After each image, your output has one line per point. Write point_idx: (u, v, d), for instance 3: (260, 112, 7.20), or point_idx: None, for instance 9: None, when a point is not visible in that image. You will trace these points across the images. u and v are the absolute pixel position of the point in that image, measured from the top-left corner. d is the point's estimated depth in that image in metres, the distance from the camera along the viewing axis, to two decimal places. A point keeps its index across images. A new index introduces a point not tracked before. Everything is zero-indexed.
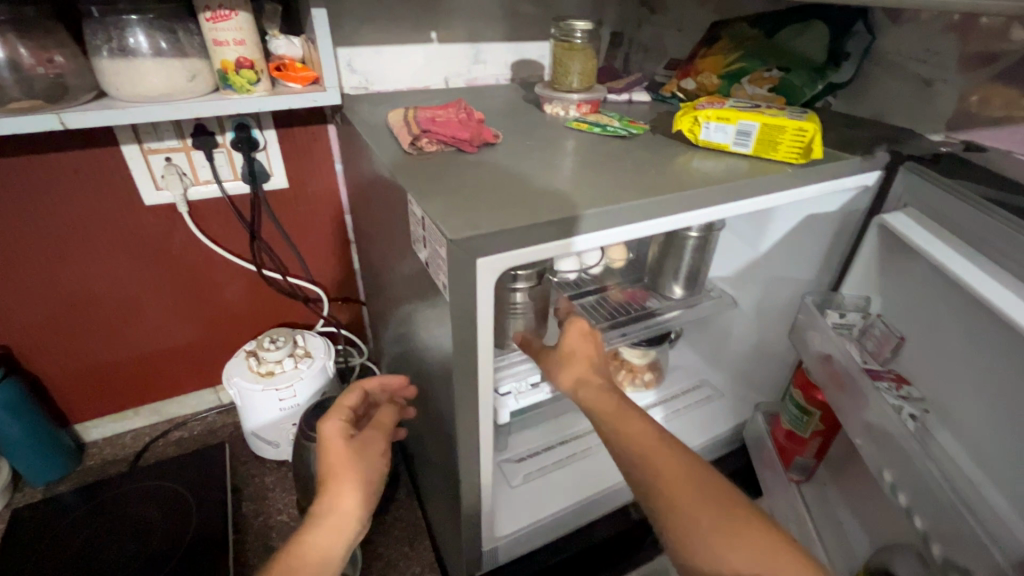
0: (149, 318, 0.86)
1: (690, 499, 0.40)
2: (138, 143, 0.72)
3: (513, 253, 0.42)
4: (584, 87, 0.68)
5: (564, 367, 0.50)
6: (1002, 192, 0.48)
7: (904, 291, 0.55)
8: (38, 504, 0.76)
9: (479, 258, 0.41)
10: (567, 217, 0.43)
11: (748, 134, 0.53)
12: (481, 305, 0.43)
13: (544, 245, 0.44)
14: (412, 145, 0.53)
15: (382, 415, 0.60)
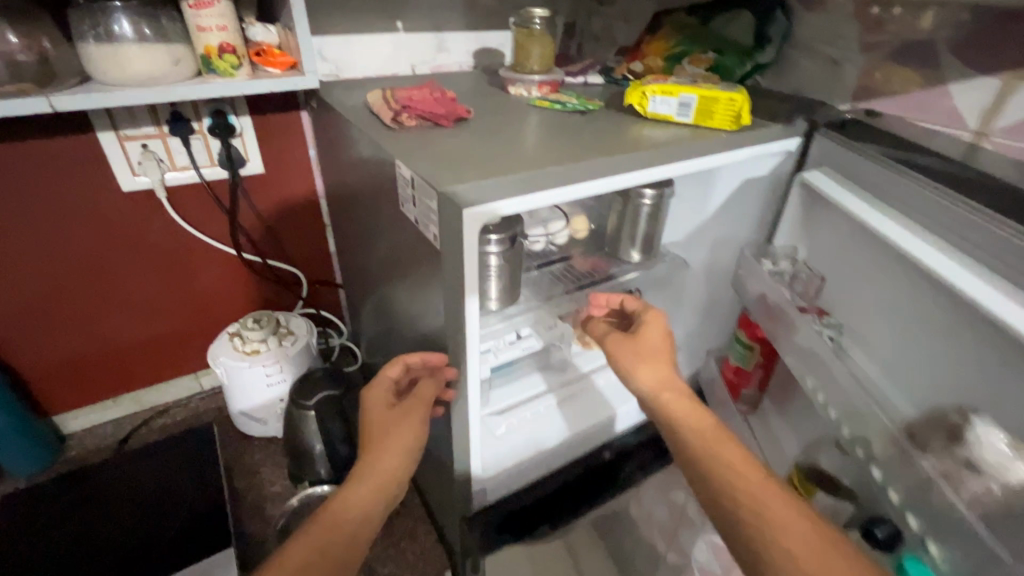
0: (129, 306, 0.87)
1: None
2: (115, 130, 0.74)
3: (493, 203, 0.48)
4: (544, 70, 0.76)
5: (637, 347, 0.58)
6: (895, 149, 0.58)
7: (823, 238, 0.65)
8: (24, 491, 0.77)
9: (465, 207, 0.46)
10: (536, 176, 0.50)
11: (688, 105, 0.61)
12: (467, 253, 0.49)
13: (518, 197, 0.50)
14: (394, 120, 0.59)
15: (422, 389, 0.59)
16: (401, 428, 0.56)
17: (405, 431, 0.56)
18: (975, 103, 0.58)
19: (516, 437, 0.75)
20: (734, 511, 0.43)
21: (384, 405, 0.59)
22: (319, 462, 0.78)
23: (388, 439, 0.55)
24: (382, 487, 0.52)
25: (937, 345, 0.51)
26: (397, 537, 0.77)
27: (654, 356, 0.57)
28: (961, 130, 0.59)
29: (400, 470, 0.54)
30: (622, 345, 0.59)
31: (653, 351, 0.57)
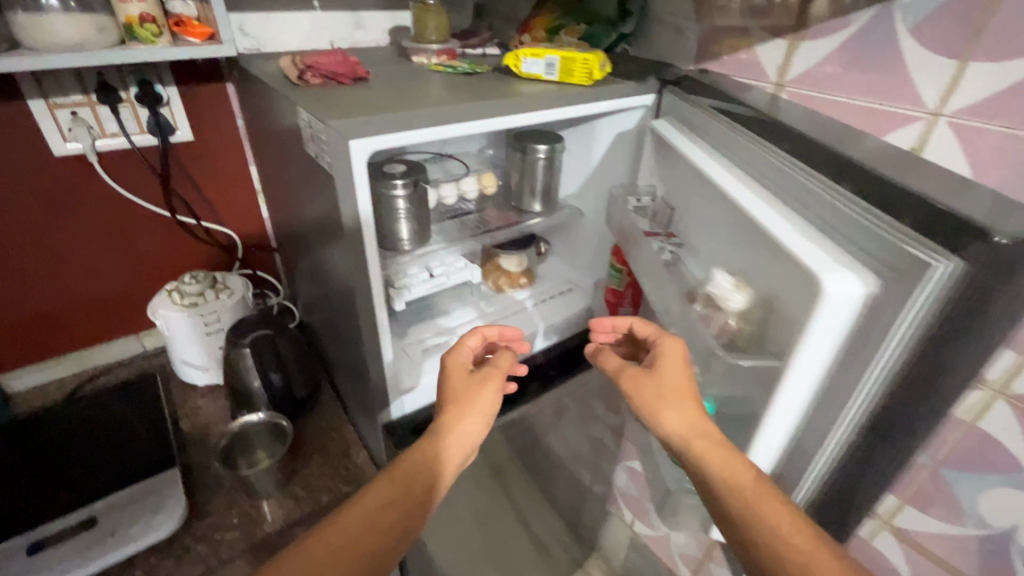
0: (68, 267, 0.93)
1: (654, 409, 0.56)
2: (44, 98, 0.79)
3: (377, 137, 0.59)
4: (441, 40, 0.88)
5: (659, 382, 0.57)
6: (708, 93, 0.71)
7: (668, 173, 0.79)
8: None
9: (351, 139, 0.56)
10: (414, 120, 0.61)
11: (553, 65, 0.74)
12: (359, 178, 0.59)
13: (393, 134, 0.60)
14: (299, 79, 0.68)
15: (502, 358, 0.70)
16: (479, 391, 0.65)
17: (481, 397, 0.64)
18: (772, 61, 0.73)
19: (431, 358, 0.87)
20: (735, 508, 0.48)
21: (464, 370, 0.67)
22: (259, 399, 0.87)
23: (467, 402, 0.63)
24: (459, 446, 0.61)
25: (719, 239, 0.64)
26: (332, 455, 0.87)
27: (676, 387, 0.56)
28: (765, 83, 0.74)
29: (474, 433, 0.62)
30: (642, 381, 0.58)
31: (676, 388, 0.56)
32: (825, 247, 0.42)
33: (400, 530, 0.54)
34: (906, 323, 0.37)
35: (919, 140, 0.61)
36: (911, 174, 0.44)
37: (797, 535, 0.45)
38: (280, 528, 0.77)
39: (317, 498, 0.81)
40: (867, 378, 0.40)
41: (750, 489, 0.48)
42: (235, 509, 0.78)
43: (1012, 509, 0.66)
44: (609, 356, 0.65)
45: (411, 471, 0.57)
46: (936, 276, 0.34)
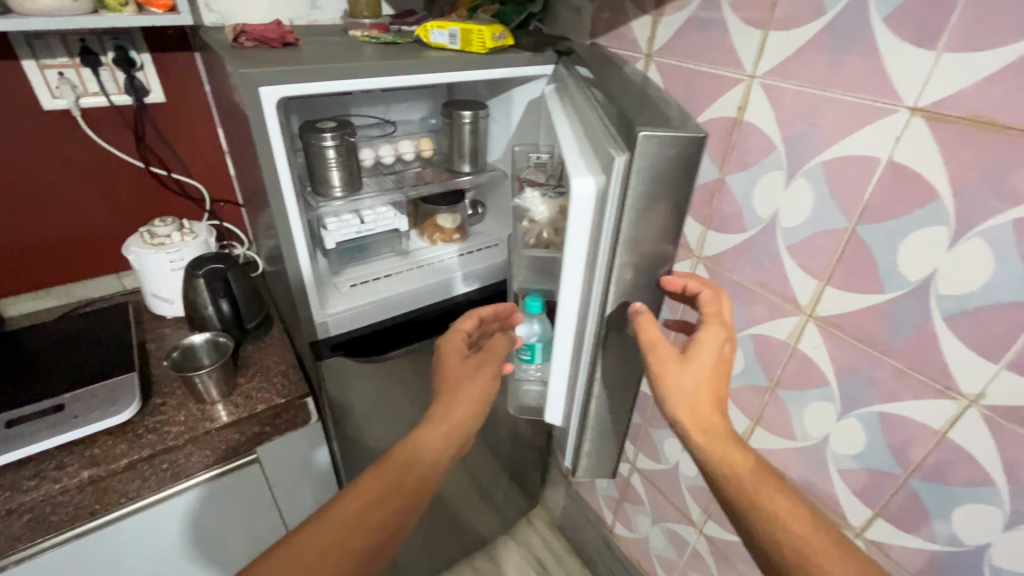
0: (57, 209, 1.07)
1: (675, 410, 0.60)
2: (35, 59, 0.94)
3: (285, 86, 0.72)
4: (373, 16, 1.04)
5: (692, 372, 0.60)
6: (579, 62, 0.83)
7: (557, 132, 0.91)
8: None
9: (261, 87, 0.71)
10: (317, 74, 0.75)
11: (456, 36, 0.87)
12: (270, 119, 0.73)
13: (298, 84, 0.74)
14: (235, 42, 0.83)
15: (497, 343, 0.78)
16: (475, 376, 0.74)
17: (476, 382, 0.74)
18: (642, 34, 0.84)
19: (357, 291, 1.02)
20: (739, 494, 0.59)
21: (459, 354, 0.77)
22: (212, 323, 1.00)
23: (462, 389, 0.73)
24: (453, 431, 0.71)
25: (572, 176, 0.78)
26: (270, 373, 1.01)
27: (697, 383, 0.60)
28: (638, 55, 0.86)
29: (470, 416, 0.72)
30: (682, 367, 0.59)
31: (703, 383, 0.61)
32: (584, 163, 0.52)
33: (387, 524, 0.65)
34: (613, 207, 0.48)
35: (742, 99, 0.73)
36: (647, 98, 0.57)
37: (791, 523, 0.58)
38: (222, 427, 0.91)
39: (254, 406, 0.94)
40: (599, 258, 0.52)
41: (747, 481, 0.59)
42: (183, 411, 0.92)
43: (823, 420, 0.77)
44: (652, 326, 0.54)
45: (405, 463, 0.68)
46: (620, 165, 0.45)
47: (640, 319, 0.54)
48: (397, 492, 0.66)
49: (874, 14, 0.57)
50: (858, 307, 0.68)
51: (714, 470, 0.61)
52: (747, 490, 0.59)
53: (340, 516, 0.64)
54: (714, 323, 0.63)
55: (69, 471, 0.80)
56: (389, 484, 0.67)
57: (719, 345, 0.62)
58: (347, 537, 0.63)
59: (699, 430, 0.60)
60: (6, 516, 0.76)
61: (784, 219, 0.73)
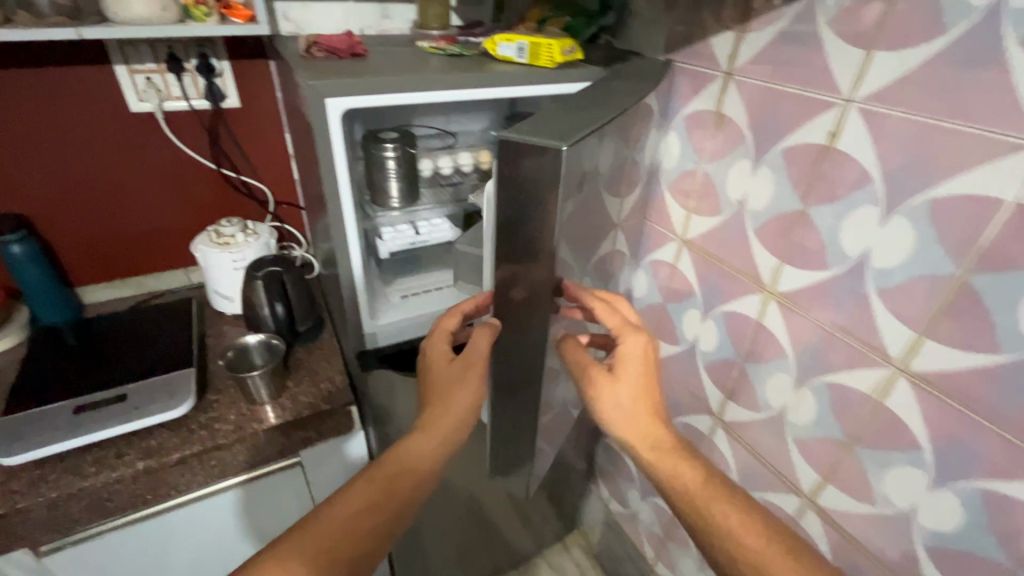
0: (136, 205, 1.13)
1: (616, 422, 0.71)
2: (126, 64, 1.00)
3: (351, 97, 0.72)
4: (442, 28, 1.03)
5: (623, 383, 0.71)
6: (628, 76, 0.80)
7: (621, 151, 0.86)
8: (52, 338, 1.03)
9: (328, 98, 0.71)
10: (384, 86, 0.75)
11: (524, 49, 0.84)
12: (333, 130, 0.74)
13: (364, 96, 0.74)
14: (307, 52, 0.84)
15: (477, 343, 0.71)
16: (463, 377, 0.74)
17: (466, 385, 0.73)
18: (722, 50, 0.79)
19: (407, 303, 1.02)
20: (692, 509, 0.66)
21: (443, 357, 0.77)
22: (267, 324, 1.03)
23: (452, 392, 0.74)
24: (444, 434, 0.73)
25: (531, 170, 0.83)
26: (318, 378, 1.02)
27: (629, 394, 0.71)
28: (716, 72, 0.80)
29: (461, 416, 0.74)
30: (610, 378, 0.71)
31: (633, 392, 0.71)
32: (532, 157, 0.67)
33: (383, 526, 0.66)
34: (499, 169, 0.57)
35: (835, 125, 0.66)
36: (585, 113, 0.63)
37: (748, 538, 0.64)
38: (269, 429, 0.92)
39: (300, 410, 0.95)
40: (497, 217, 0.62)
41: (700, 497, 0.67)
42: (234, 409, 0.94)
43: (908, 489, 0.69)
44: (576, 349, 0.73)
45: (400, 469, 0.69)
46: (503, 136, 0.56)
47: (564, 345, 0.73)
48: (393, 494, 0.68)
49: (1008, 36, 0.50)
50: (961, 368, 0.59)
51: (671, 486, 0.68)
52: (700, 506, 0.66)
53: (334, 520, 0.64)
54: (631, 334, 0.72)
55: (127, 461, 0.83)
56: (385, 487, 0.68)
57: (641, 352, 0.72)
58: (337, 545, 0.62)
59: (641, 439, 0.70)
60: (67, 499, 0.79)
61: (876, 258, 0.65)
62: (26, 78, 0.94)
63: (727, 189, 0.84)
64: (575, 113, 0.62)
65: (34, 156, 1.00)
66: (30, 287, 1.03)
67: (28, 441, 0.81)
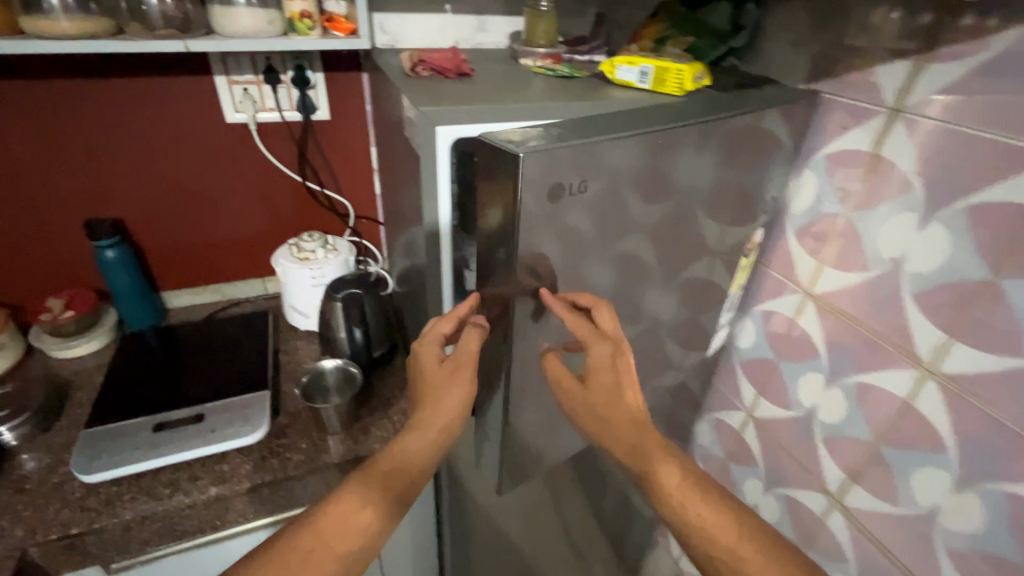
0: (223, 213, 1.12)
1: (592, 422, 0.71)
2: (226, 75, 0.98)
3: (461, 127, 0.67)
4: (548, 45, 0.94)
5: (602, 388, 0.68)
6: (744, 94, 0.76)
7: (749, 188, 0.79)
8: (136, 346, 1.03)
9: (439, 127, 0.66)
10: (493, 112, 0.69)
11: (647, 74, 0.77)
12: (441, 160, 0.68)
13: (471, 121, 0.68)
14: (411, 70, 0.79)
15: (468, 337, 0.68)
16: (454, 376, 0.68)
17: (458, 384, 0.68)
18: (891, 83, 0.68)
19: None
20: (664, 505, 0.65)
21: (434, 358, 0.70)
22: (342, 347, 0.98)
23: (441, 393, 0.69)
24: (437, 438, 0.68)
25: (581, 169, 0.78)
26: (391, 410, 0.96)
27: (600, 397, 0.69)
28: (880, 106, 0.70)
29: (453, 420, 0.69)
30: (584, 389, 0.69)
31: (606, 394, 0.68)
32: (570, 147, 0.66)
33: (374, 530, 0.61)
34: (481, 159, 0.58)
35: None
36: (624, 120, 0.62)
37: (721, 535, 0.61)
38: (338, 463, 0.87)
39: (371, 445, 0.90)
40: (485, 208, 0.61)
41: (675, 495, 0.64)
42: (305, 438, 0.89)
43: None
44: (556, 362, 0.71)
45: (389, 468, 0.65)
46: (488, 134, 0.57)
47: (546, 359, 0.71)
48: (385, 494, 0.62)
49: None
50: None
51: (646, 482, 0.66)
52: (675, 502, 0.64)
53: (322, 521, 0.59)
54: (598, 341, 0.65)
55: (200, 486, 0.80)
56: (376, 485, 0.63)
57: (611, 360, 0.66)
58: (333, 544, 0.58)
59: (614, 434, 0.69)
60: (140, 521, 0.78)
61: None
62: (133, 85, 0.94)
63: (878, 246, 0.73)
64: (636, 117, 0.63)
65: (133, 163, 1.01)
66: (119, 292, 1.04)
67: (109, 457, 0.80)
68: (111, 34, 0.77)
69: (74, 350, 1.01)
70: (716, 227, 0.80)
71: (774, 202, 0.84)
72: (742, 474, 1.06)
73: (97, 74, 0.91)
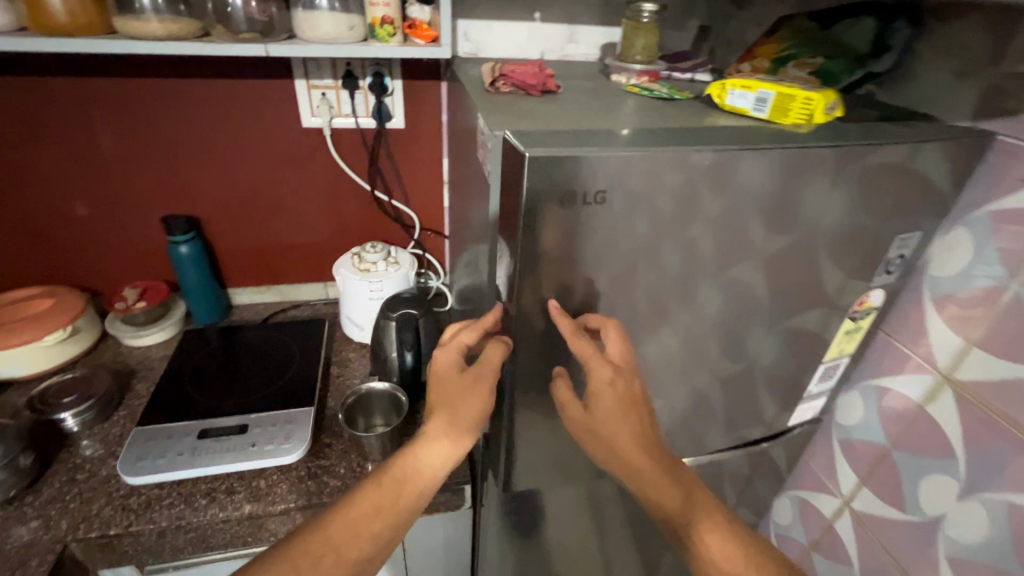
0: (291, 217, 1.11)
1: (603, 454, 0.65)
2: (306, 79, 0.97)
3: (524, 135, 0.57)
4: (646, 61, 0.84)
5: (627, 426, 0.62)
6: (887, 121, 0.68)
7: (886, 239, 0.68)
8: (198, 345, 1.04)
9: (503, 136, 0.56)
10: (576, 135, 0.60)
11: (765, 101, 0.65)
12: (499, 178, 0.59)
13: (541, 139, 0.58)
14: (492, 85, 0.72)
15: (491, 354, 0.63)
16: (469, 390, 0.64)
17: (474, 399, 0.64)
18: None
19: None
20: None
21: (453, 367, 0.65)
22: (392, 369, 0.93)
23: (457, 404, 0.64)
24: (450, 448, 0.65)
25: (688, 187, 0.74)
26: None
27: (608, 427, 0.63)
28: None
29: (465, 432, 0.65)
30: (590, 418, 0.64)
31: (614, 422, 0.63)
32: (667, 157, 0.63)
33: (386, 536, 0.60)
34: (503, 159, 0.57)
35: None
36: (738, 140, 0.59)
37: None
38: None
39: None
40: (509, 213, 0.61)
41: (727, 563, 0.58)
42: (344, 461, 0.85)
43: None
44: (564, 386, 0.65)
45: (400, 476, 0.63)
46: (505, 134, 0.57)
47: (556, 381, 0.65)
48: (395, 502, 0.61)
49: None
50: None
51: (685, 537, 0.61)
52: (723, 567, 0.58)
53: (336, 527, 0.59)
54: (600, 362, 0.60)
55: (235, 501, 0.78)
56: (387, 493, 0.61)
57: (610, 385, 0.61)
58: (346, 551, 0.58)
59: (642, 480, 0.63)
60: (174, 530, 0.76)
61: None
62: (217, 87, 0.95)
63: None
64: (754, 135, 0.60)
65: (212, 163, 1.02)
66: (187, 287, 1.05)
67: (153, 460, 0.79)
68: (197, 36, 0.76)
69: (144, 340, 1.04)
70: (838, 277, 0.71)
71: (907, 261, 0.73)
72: (829, 568, 0.93)
73: (186, 73, 0.93)
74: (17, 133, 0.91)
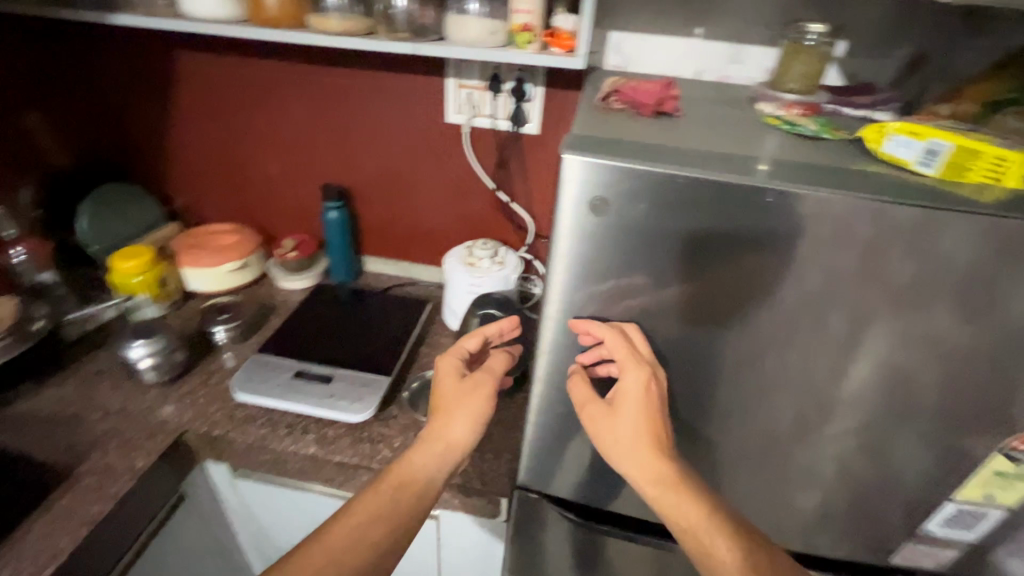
0: (422, 202, 1.21)
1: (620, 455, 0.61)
2: (456, 78, 1.04)
3: (599, 156, 0.55)
4: (803, 90, 0.74)
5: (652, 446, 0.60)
6: None
7: None
8: (325, 299, 1.19)
9: (564, 152, 0.55)
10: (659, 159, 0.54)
11: (936, 154, 0.54)
12: (566, 192, 0.57)
13: (616, 161, 0.54)
14: (603, 100, 0.70)
15: (495, 362, 0.74)
16: (469, 392, 0.70)
17: (474, 399, 0.69)
18: None
19: None
20: None
21: (453, 374, 0.72)
22: None
23: (460, 406, 0.68)
24: (445, 454, 0.66)
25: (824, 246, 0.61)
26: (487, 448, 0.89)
27: (631, 432, 0.60)
28: None
29: (464, 434, 0.68)
30: (605, 418, 0.62)
31: (637, 430, 0.60)
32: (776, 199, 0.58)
33: (390, 541, 0.59)
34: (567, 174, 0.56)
35: None
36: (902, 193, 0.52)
37: None
38: None
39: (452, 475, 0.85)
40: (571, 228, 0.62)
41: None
42: (401, 435, 0.90)
43: None
44: (582, 384, 0.65)
45: (399, 482, 0.63)
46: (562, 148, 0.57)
47: (575, 377, 0.66)
48: (396, 508, 0.61)
49: None
50: None
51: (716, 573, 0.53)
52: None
53: (339, 531, 0.58)
54: (631, 366, 0.59)
55: (305, 440, 0.88)
56: (387, 496, 0.61)
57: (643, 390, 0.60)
58: (349, 563, 0.56)
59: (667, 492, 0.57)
60: (257, 448, 0.88)
61: None
62: (385, 78, 1.07)
63: None
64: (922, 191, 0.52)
65: (369, 144, 1.15)
66: (332, 245, 1.21)
67: (257, 384, 0.94)
68: (365, 33, 0.86)
69: (292, 284, 1.23)
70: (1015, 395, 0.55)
71: None
72: None
73: (364, 66, 1.07)
74: (240, 100, 1.15)
